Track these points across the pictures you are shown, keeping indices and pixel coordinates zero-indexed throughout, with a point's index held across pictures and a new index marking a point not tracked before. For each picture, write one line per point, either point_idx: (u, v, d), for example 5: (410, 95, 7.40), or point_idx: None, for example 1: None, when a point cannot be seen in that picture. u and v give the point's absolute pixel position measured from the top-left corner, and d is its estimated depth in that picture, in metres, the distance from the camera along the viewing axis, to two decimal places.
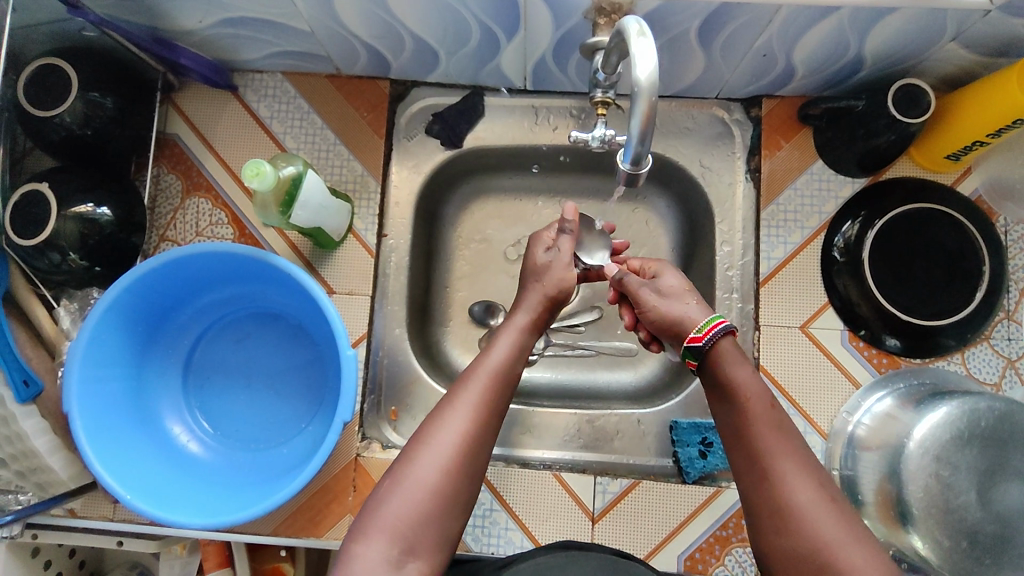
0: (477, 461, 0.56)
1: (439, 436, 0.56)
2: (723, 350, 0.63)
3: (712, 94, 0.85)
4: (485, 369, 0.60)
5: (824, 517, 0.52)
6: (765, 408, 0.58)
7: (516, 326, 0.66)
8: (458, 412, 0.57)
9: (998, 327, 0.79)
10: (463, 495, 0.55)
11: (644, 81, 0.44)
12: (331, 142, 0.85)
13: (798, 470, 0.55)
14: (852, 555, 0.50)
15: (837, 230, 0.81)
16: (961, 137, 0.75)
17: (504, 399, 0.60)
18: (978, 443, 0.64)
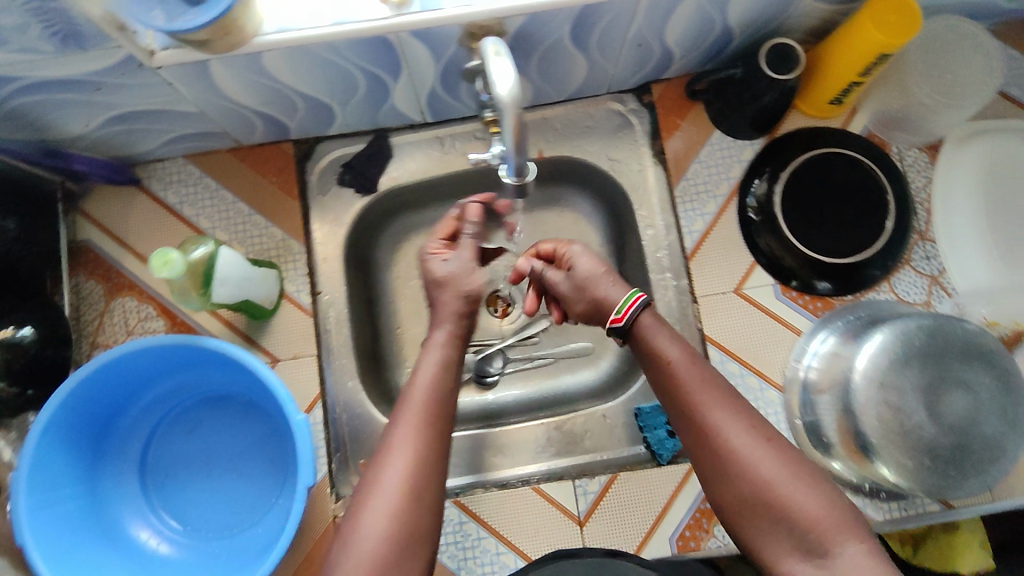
0: (430, 495, 0.58)
1: (381, 486, 0.57)
2: (644, 324, 0.67)
3: (603, 91, 0.88)
4: (414, 399, 0.62)
5: (761, 458, 0.58)
6: (689, 369, 0.63)
7: (435, 343, 0.67)
8: (398, 451, 0.59)
9: (915, 249, 0.82)
10: (423, 532, 0.57)
11: (506, 97, 0.46)
12: (247, 214, 0.85)
13: (735, 421, 0.60)
14: (793, 488, 0.56)
15: (747, 192, 0.84)
16: (838, 81, 0.79)
17: (444, 422, 0.62)
18: (916, 362, 0.66)
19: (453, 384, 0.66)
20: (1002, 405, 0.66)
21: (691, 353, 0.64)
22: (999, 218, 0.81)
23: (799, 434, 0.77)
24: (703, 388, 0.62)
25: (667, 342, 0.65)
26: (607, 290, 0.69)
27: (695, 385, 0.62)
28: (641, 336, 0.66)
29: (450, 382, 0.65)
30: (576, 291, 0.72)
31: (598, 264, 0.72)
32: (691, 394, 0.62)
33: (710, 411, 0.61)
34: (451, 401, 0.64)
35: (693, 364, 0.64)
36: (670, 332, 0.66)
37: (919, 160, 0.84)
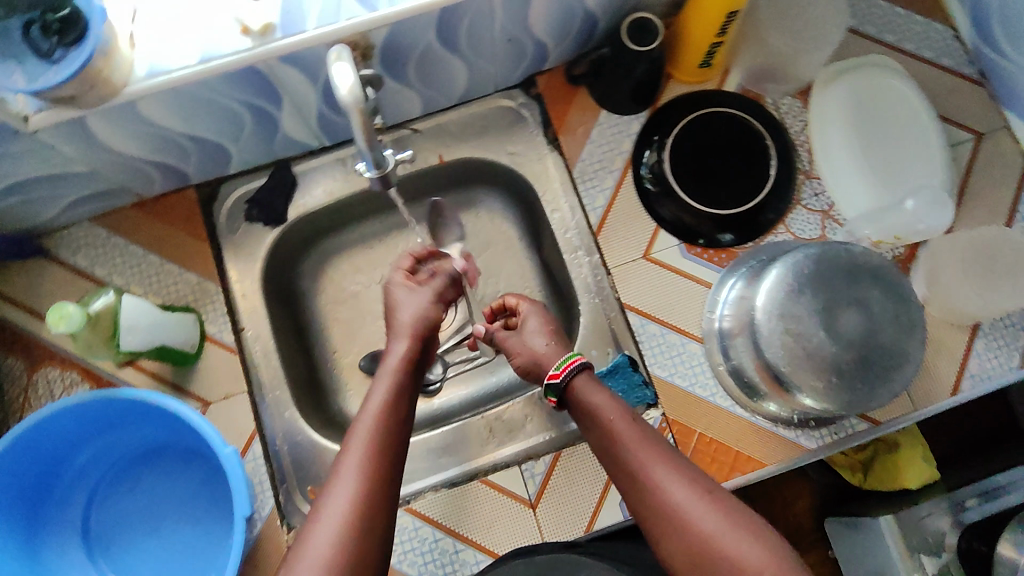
0: (378, 516, 0.57)
1: (328, 509, 0.56)
2: (579, 389, 0.70)
3: (491, 90, 0.91)
4: (367, 420, 0.64)
5: (701, 510, 0.57)
6: (627, 428, 0.65)
7: (389, 368, 0.70)
8: (346, 473, 0.59)
9: (805, 188, 0.86)
10: (370, 553, 0.55)
11: (348, 97, 0.48)
12: (159, 265, 0.85)
13: (675, 474, 0.60)
14: (733, 538, 0.55)
15: (640, 162, 0.88)
16: (701, 44, 0.83)
17: (395, 443, 0.63)
18: (809, 288, 0.71)
19: (407, 408, 0.67)
20: (895, 313, 0.70)
21: (627, 413, 0.66)
22: (873, 148, 0.86)
23: (726, 380, 0.80)
24: (642, 443, 0.63)
25: (606, 403, 0.68)
26: (547, 347, 0.76)
27: (634, 442, 0.64)
28: (576, 393, 0.69)
29: (404, 404, 0.67)
30: (519, 345, 0.78)
31: (543, 326, 0.79)
32: (630, 450, 0.63)
33: (651, 466, 0.61)
34: (404, 423, 0.66)
35: (630, 423, 0.66)
36: (608, 394, 0.69)
37: (793, 106, 0.89)
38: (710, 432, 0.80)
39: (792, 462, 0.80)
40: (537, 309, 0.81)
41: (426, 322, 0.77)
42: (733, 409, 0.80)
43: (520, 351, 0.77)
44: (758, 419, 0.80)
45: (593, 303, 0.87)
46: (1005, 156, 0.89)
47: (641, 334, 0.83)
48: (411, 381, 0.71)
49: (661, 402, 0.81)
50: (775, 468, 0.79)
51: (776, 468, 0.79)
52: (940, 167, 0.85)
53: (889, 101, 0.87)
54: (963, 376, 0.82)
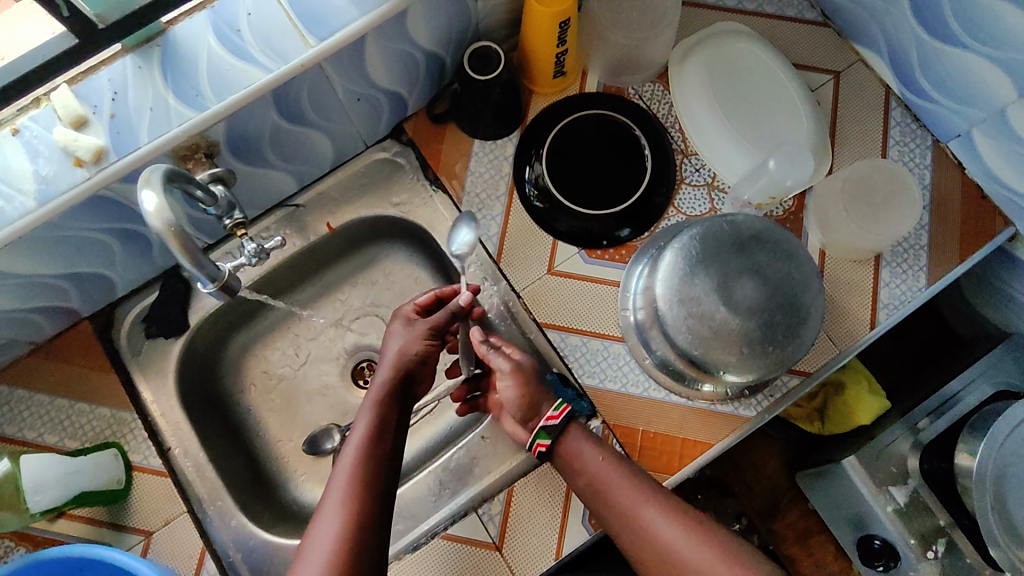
0: (359, 547, 0.60)
1: (312, 553, 0.60)
2: (565, 437, 0.74)
3: (361, 146, 0.91)
4: (346, 459, 0.66)
5: (693, 547, 0.66)
6: (615, 474, 0.70)
7: (368, 401, 0.72)
8: (328, 514, 0.62)
9: (685, 167, 0.88)
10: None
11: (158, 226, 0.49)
12: (68, 406, 0.82)
13: (663, 517, 0.68)
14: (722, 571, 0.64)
15: (524, 181, 0.88)
16: (547, 56, 0.84)
17: (379, 474, 0.66)
18: (700, 269, 0.73)
19: (388, 437, 0.70)
20: (788, 272, 0.73)
21: (613, 459, 0.71)
22: (738, 112, 0.88)
23: (654, 371, 0.81)
24: (633, 491, 0.69)
25: (592, 451, 0.72)
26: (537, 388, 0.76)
27: (625, 490, 0.69)
28: (563, 442, 0.74)
29: (384, 431, 0.70)
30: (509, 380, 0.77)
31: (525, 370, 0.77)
32: (623, 498, 0.69)
33: (646, 514, 0.68)
34: (387, 449, 0.69)
35: (621, 469, 0.71)
36: (593, 441, 0.73)
37: (655, 91, 0.91)
38: (652, 427, 0.80)
39: (736, 436, 0.80)
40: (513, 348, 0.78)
41: (416, 356, 0.76)
42: (669, 398, 0.81)
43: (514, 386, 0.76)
44: (696, 403, 0.81)
45: (512, 329, 0.87)
46: (865, 89, 0.92)
47: (564, 348, 0.83)
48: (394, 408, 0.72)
49: (599, 410, 0.81)
50: (722, 445, 0.80)
51: (723, 445, 0.80)
52: (805, 117, 0.87)
53: (743, 64, 0.89)
54: (877, 308, 0.84)
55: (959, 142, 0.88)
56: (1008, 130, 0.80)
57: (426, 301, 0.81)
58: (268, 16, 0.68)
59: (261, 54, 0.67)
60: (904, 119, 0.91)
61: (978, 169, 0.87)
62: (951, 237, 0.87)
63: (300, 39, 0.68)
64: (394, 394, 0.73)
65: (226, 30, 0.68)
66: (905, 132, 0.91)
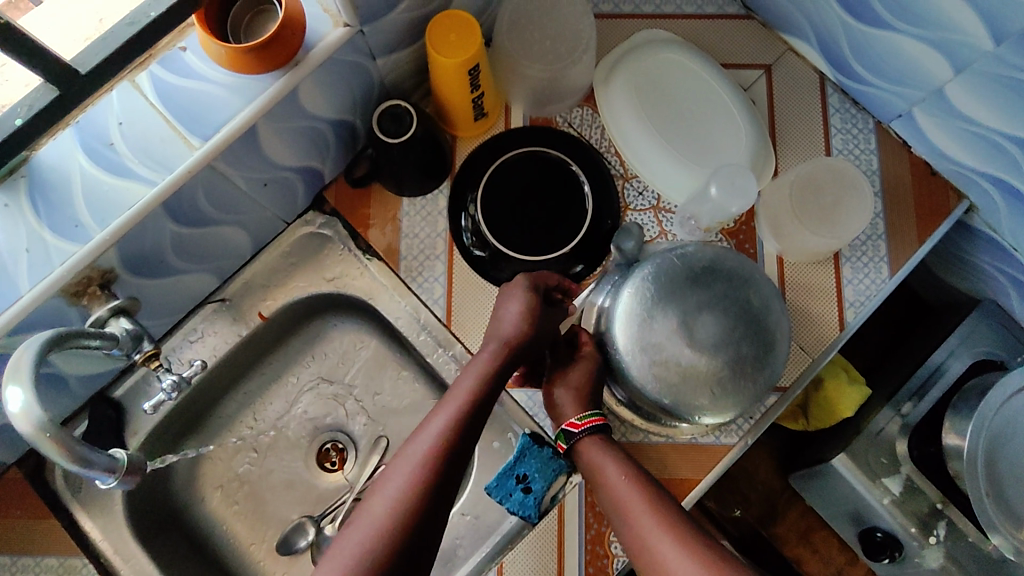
0: (433, 495, 0.57)
1: (390, 483, 0.58)
2: (588, 447, 0.67)
3: (282, 225, 0.84)
4: (447, 406, 0.63)
5: None
6: (631, 492, 0.62)
7: (486, 353, 0.68)
8: (415, 451, 0.60)
9: (627, 191, 0.84)
10: (416, 529, 0.55)
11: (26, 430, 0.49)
12: (10, 563, 0.76)
13: (681, 553, 0.56)
14: None
15: (461, 232, 0.83)
16: (463, 102, 0.78)
17: (457, 464, 0.60)
18: (658, 310, 0.68)
19: (493, 398, 0.65)
20: (747, 297, 0.69)
21: (635, 476, 0.63)
22: (673, 125, 0.83)
23: (628, 415, 0.77)
24: (651, 517, 0.60)
25: (610, 468, 0.64)
26: (576, 399, 0.69)
27: (642, 513, 0.60)
28: (587, 453, 0.66)
29: (491, 392, 0.65)
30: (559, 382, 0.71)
31: (591, 383, 0.70)
32: (636, 518, 0.60)
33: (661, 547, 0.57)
34: (473, 439, 0.62)
35: (640, 489, 0.62)
36: (619, 457, 0.65)
37: (585, 115, 0.87)
38: None
39: (722, 466, 0.77)
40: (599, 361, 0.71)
41: (537, 337, 0.70)
42: (649, 439, 0.78)
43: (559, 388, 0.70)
44: (677, 439, 0.77)
45: None
46: (799, 79, 0.88)
47: (532, 408, 0.80)
48: (506, 371, 0.67)
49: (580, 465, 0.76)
50: (710, 478, 0.77)
51: (711, 478, 0.77)
52: (741, 121, 0.83)
53: (669, 75, 0.85)
54: (844, 306, 0.81)
55: (901, 122, 0.84)
56: (949, 107, 0.77)
57: (552, 281, 0.75)
58: (143, 123, 0.63)
59: (142, 167, 0.62)
60: (842, 105, 0.88)
61: (923, 147, 0.84)
62: (907, 220, 0.84)
63: (184, 143, 0.63)
64: (497, 379, 0.66)
65: (97, 145, 0.62)
66: (846, 119, 0.87)
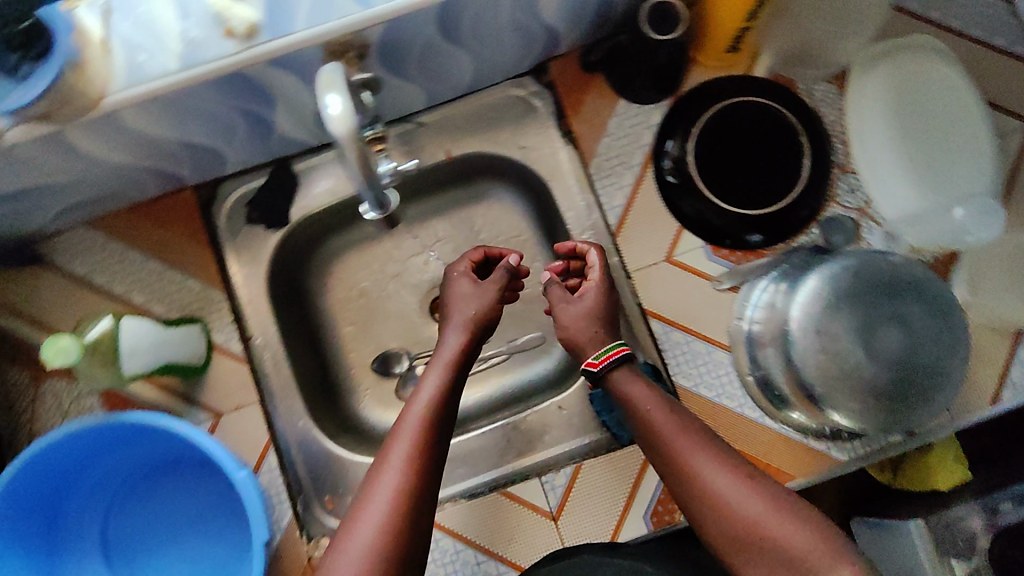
0: (417, 511, 0.59)
1: (372, 503, 0.59)
2: (619, 376, 0.68)
3: (500, 78, 0.85)
4: (414, 412, 0.65)
5: (747, 500, 0.58)
6: (665, 415, 0.64)
7: (443, 358, 0.71)
8: (391, 465, 0.61)
9: (840, 184, 0.81)
10: (406, 542, 0.58)
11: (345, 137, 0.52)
12: (160, 271, 0.83)
13: (726, 478, 0.59)
14: (778, 521, 0.56)
15: (662, 154, 0.82)
16: (727, 29, 0.76)
17: (439, 441, 0.64)
18: (847, 303, 0.67)
19: (454, 396, 0.69)
20: (936, 330, 0.67)
21: (665, 403, 0.65)
22: (917, 138, 0.79)
23: (753, 391, 0.77)
24: (686, 440, 0.62)
25: (643, 394, 0.66)
26: (593, 329, 0.71)
27: (677, 436, 0.63)
28: (615, 385, 0.68)
29: (453, 394, 0.68)
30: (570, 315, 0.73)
31: (603, 310, 0.73)
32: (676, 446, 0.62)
33: (705, 475, 0.60)
34: (448, 420, 0.67)
35: (671, 412, 0.64)
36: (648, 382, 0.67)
37: (828, 92, 0.83)
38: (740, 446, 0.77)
39: (822, 473, 0.77)
40: (602, 287, 0.74)
41: (480, 311, 0.75)
42: (761, 420, 0.77)
43: (572, 320, 0.72)
44: (788, 431, 0.77)
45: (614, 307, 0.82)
46: None
47: (665, 343, 0.80)
48: (462, 368, 0.71)
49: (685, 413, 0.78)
50: (807, 479, 0.77)
51: (806, 479, 0.77)
52: (987, 162, 0.79)
53: (935, 88, 0.80)
54: (1005, 385, 0.78)
55: None
56: None
57: (478, 256, 0.82)
58: None
59: None
60: None
61: None
62: None
63: None
64: (461, 360, 0.71)
65: None
66: None
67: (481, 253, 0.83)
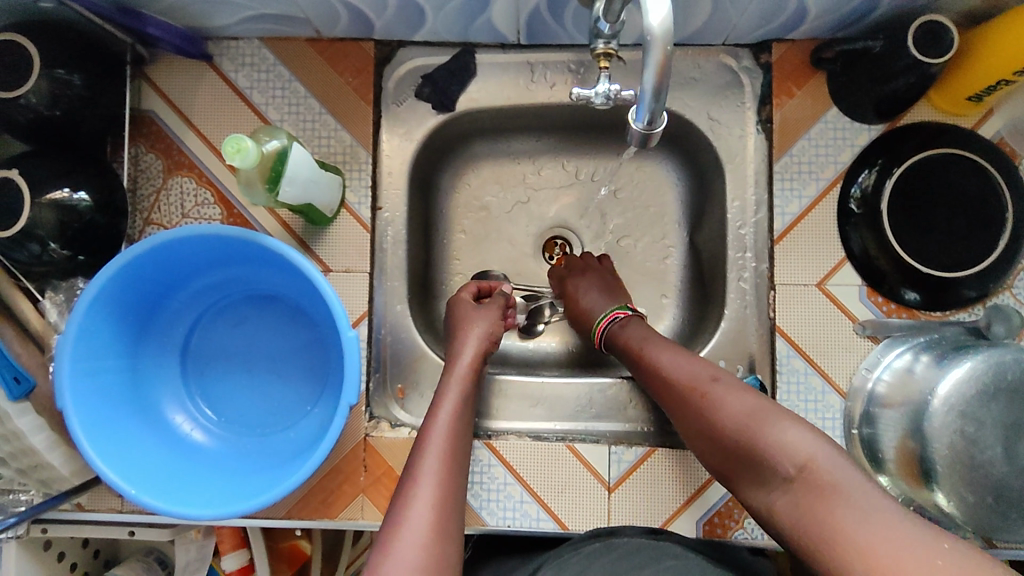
0: (451, 526, 0.58)
1: (410, 521, 0.56)
2: (614, 329, 0.76)
3: (718, 42, 0.80)
4: (437, 428, 0.64)
5: (720, 398, 0.61)
6: (658, 343, 0.70)
7: (458, 376, 0.70)
8: (423, 482, 0.59)
9: (1021, 276, 0.76)
10: (449, 557, 0.55)
11: (659, 30, 0.43)
12: (317, 111, 0.80)
13: (720, 386, 0.62)
14: (747, 413, 0.59)
15: (854, 179, 0.77)
16: (986, 77, 0.71)
17: (460, 459, 0.64)
18: (1005, 397, 0.63)
19: (469, 416, 0.68)
20: None
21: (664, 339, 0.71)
22: None
23: (853, 447, 0.75)
24: (672, 360, 0.67)
25: (636, 335, 0.73)
26: (600, 297, 0.80)
27: (669, 362, 0.67)
28: (615, 335, 0.76)
29: (468, 414, 0.68)
30: (582, 289, 0.82)
31: (603, 284, 0.82)
32: (671, 377, 0.66)
33: (702, 385, 0.63)
34: (465, 438, 0.66)
35: (660, 344, 0.70)
36: (647, 328, 0.74)
37: None
38: None
39: None
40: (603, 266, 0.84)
41: (489, 334, 0.76)
42: None
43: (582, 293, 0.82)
44: None
45: (744, 313, 0.80)
46: None
47: (783, 366, 0.77)
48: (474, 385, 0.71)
49: None
50: None
51: None
52: None
53: None
54: None
55: None
56: None
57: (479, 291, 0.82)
58: None
59: None
60: None
61: None
62: None
63: None
64: (473, 376, 0.71)
65: None
66: None
67: (474, 287, 0.82)
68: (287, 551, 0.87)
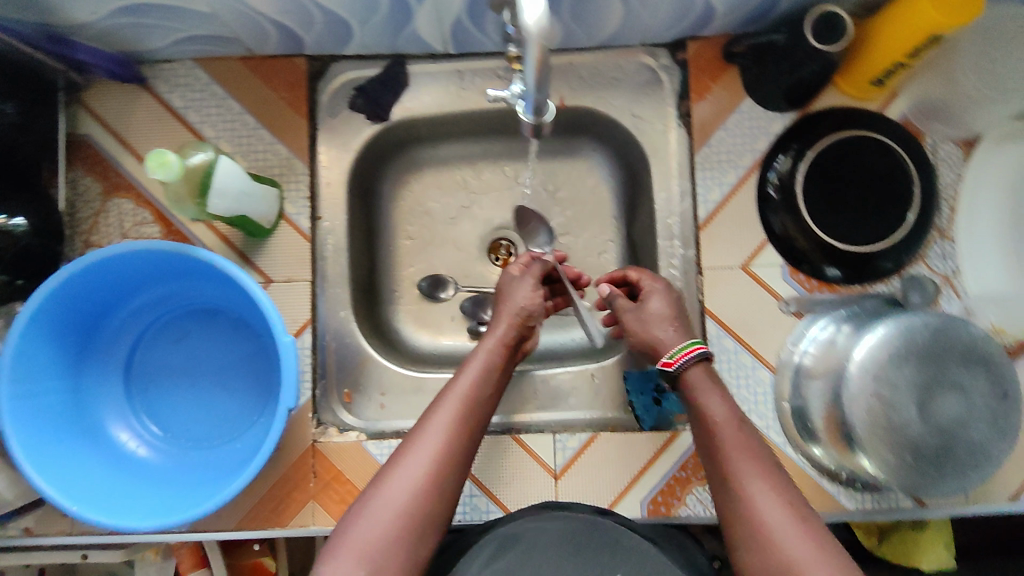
0: (444, 484, 0.60)
1: (404, 468, 0.59)
2: (693, 378, 0.67)
3: (636, 42, 0.84)
4: (459, 386, 0.66)
5: (775, 514, 0.56)
6: (734, 429, 0.62)
7: (490, 342, 0.71)
8: (429, 434, 0.62)
9: (933, 247, 0.80)
10: (433, 514, 0.58)
11: (534, 29, 0.46)
12: (252, 127, 0.82)
13: (776, 502, 0.56)
14: (797, 540, 0.54)
15: (770, 165, 0.81)
16: (883, 60, 0.75)
17: (478, 421, 0.65)
18: (916, 358, 0.66)
19: (495, 383, 0.69)
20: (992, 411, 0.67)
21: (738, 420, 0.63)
22: None
23: (787, 419, 0.78)
24: (749, 460, 0.60)
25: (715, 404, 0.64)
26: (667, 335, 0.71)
27: (743, 458, 0.60)
28: (688, 389, 0.66)
29: (495, 380, 0.69)
30: (639, 322, 0.73)
31: (668, 311, 0.72)
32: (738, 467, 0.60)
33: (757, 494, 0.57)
34: (488, 403, 0.67)
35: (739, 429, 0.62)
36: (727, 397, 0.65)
37: (952, 154, 0.81)
38: None
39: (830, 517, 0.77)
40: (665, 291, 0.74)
41: (523, 308, 0.74)
42: (783, 447, 0.78)
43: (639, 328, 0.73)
44: (806, 466, 0.78)
45: None
46: None
47: (714, 346, 0.80)
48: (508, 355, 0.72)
49: None
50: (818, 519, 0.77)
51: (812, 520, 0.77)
52: None
53: None
54: None
55: None
56: None
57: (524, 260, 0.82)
58: None
59: None
60: None
61: None
62: None
63: None
64: (509, 348, 0.72)
65: None
66: None
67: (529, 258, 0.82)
68: (251, 565, 0.86)
